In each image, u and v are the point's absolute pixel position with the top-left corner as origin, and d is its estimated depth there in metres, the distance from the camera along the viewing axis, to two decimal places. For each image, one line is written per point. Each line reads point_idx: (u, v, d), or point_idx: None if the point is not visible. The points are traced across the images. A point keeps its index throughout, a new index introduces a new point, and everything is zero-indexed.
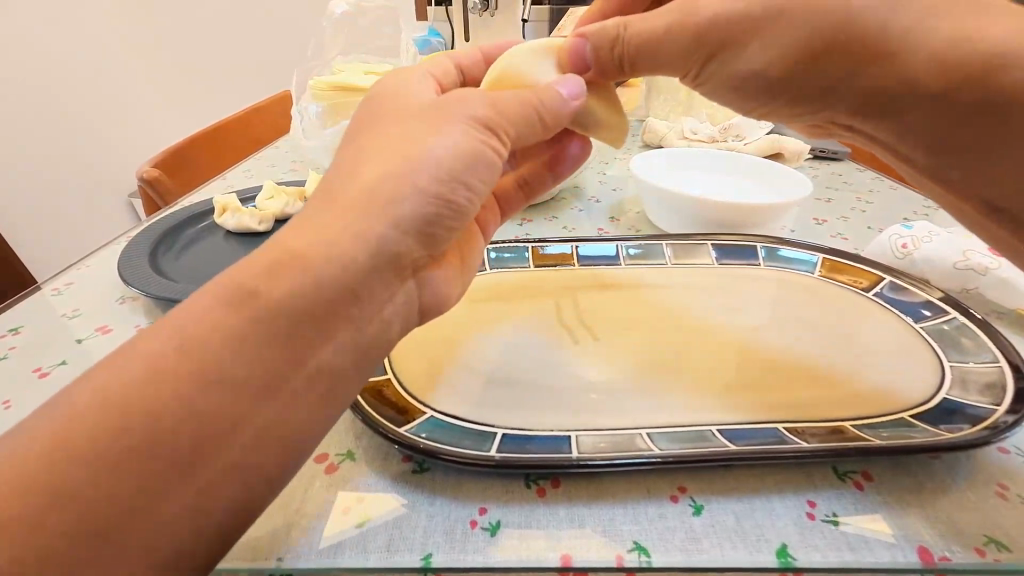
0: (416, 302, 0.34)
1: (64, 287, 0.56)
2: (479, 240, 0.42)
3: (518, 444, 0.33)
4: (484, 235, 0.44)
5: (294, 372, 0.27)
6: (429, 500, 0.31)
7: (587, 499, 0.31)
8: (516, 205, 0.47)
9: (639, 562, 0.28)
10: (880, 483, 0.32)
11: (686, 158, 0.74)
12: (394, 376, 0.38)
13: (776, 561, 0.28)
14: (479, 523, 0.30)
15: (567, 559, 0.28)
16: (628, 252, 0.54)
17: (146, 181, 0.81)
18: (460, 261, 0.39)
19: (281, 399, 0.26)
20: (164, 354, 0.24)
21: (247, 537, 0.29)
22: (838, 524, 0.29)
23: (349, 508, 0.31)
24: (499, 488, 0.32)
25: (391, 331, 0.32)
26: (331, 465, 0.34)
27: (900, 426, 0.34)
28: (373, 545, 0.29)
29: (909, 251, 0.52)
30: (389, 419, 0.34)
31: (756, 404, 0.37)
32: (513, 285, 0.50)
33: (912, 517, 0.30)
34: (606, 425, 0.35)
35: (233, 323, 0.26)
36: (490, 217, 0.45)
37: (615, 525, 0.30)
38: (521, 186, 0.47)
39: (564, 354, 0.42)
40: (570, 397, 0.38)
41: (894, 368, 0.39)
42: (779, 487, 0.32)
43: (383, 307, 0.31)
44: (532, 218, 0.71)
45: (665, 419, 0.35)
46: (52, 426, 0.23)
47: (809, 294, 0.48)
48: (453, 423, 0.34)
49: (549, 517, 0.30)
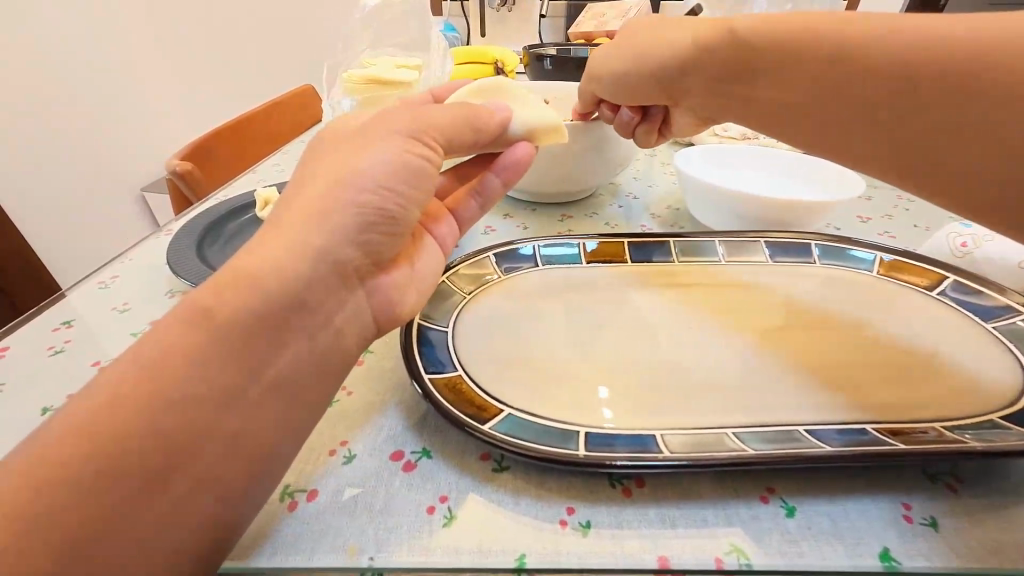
0: (366, 311, 0.33)
1: (110, 281, 0.56)
2: (428, 246, 0.40)
3: (603, 442, 0.32)
4: (435, 241, 0.41)
5: (248, 384, 0.27)
6: (514, 499, 0.31)
7: (677, 499, 0.31)
8: (468, 213, 0.43)
9: (739, 564, 0.27)
10: (974, 486, 0.31)
11: (726, 154, 0.73)
12: (465, 372, 0.37)
13: (881, 565, 0.27)
14: (569, 522, 0.29)
15: (665, 561, 0.27)
16: (680, 249, 0.54)
17: (179, 175, 0.80)
18: (409, 267, 0.36)
19: (240, 410, 0.27)
20: (181, 366, 0.25)
21: (334, 534, 0.29)
22: (937, 528, 0.29)
23: (433, 507, 0.30)
24: (584, 488, 0.31)
25: (344, 341, 0.32)
26: (408, 462, 0.33)
27: (990, 427, 0.34)
28: (464, 545, 0.28)
29: (969, 250, 0.51)
30: (469, 416, 0.33)
31: (832, 404, 0.36)
32: (569, 282, 0.50)
33: (1013, 521, 0.29)
34: (686, 424, 0.34)
35: (213, 338, 0.26)
36: (443, 225, 0.42)
37: (709, 526, 0.29)
38: (478, 195, 0.44)
39: (632, 352, 0.41)
40: (643, 395, 0.37)
41: (970, 368, 0.39)
42: (871, 488, 0.31)
43: (331, 316, 0.30)
44: (571, 214, 0.70)
45: (744, 419, 0.35)
46: (133, 421, 0.23)
47: (869, 293, 0.48)
48: (533, 421, 0.34)
49: (640, 517, 0.30)
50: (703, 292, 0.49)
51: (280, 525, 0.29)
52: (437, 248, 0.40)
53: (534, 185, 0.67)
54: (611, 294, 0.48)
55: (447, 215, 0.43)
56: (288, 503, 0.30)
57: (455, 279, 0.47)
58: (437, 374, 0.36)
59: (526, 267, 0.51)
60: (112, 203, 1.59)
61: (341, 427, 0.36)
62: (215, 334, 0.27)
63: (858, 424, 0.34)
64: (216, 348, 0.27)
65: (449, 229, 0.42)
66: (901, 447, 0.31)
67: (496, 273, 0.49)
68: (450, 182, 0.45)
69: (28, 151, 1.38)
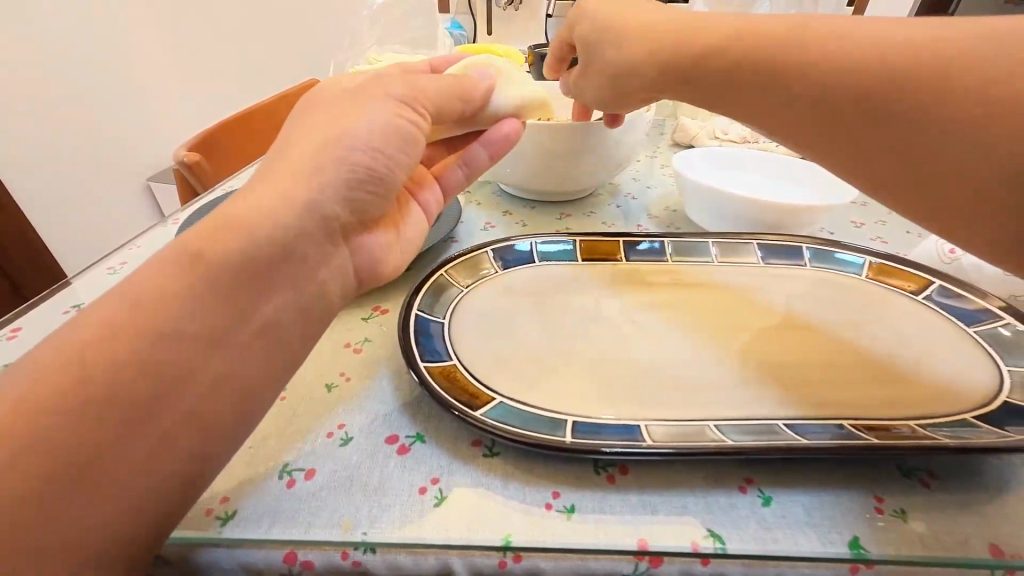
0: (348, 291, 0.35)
1: (118, 266, 0.58)
2: (413, 212, 0.42)
3: (590, 431, 0.34)
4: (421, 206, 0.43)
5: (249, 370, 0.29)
6: (502, 482, 0.32)
7: (659, 487, 0.32)
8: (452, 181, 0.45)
9: (715, 548, 0.28)
10: (946, 481, 0.32)
11: (725, 157, 0.74)
12: (460, 361, 0.39)
13: (850, 553, 0.28)
14: (554, 506, 0.31)
15: (644, 543, 0.29)
16: (674, 248, 0.55)
17: (186, 165, 0.82)
18: (394, 232, 0.39)
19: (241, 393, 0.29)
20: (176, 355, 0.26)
21: (330, 511, 0.30)
22: (908, 520, 0.30)
23: (426, 488, 0.32)
24: (570, 474, 0.33)
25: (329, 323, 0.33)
26: (402, 446, 0.34)
27: (963, 426, 0.35)
28: (453, 523, 0.30)
29: (956, 256, 0.52)
30: (462, 403, 0.35)
31: (813, 402, 0.37)
32: (564, 279, 0.51)
33: (980, 515, 0.30)
34: (670, 416, 0.36)
35: (221, 326, 0.28)
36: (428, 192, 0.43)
37: (688, 513, 0.30)
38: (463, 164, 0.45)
39: (622, 348, 0.43)
40: (631, 389, 0.39)
41: (951, 372, 0.40)
42: (846, 482, 0.32)
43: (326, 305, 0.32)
44: (570, 212, 0.72)
45: (726, 413, 0.36)
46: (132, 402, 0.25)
47: (857, 296, 0.49)
48: (523, 409, 0.35)
49: (622, 502, 0.31)
50: (693, 292, 0.50)
51: (279, 500, 0.31)
52: (423, 215, 0.43)
53: (534, 183, 0.69)
54: (605, 292, 0.50)
55: (432, 181, 0.44)
56: (287, 480, 0.32)
57: (453, 272, 0.48)
58: (433, 362, 0.38)
59: (523, 262, 0.52)
60: (112, 204, 1.61)
61: (339, 410, 0.37)
62: (218, 315, 0.28)
63: (835, 421, 0.36)
64: (219, 328, 0.28)
65: (434, 196, 0.44)
66: (875, 442, 0.32)
67: (494, 267, 0.51)
68: (437, 152, 0.46)
69: (29, 151, 1.38)
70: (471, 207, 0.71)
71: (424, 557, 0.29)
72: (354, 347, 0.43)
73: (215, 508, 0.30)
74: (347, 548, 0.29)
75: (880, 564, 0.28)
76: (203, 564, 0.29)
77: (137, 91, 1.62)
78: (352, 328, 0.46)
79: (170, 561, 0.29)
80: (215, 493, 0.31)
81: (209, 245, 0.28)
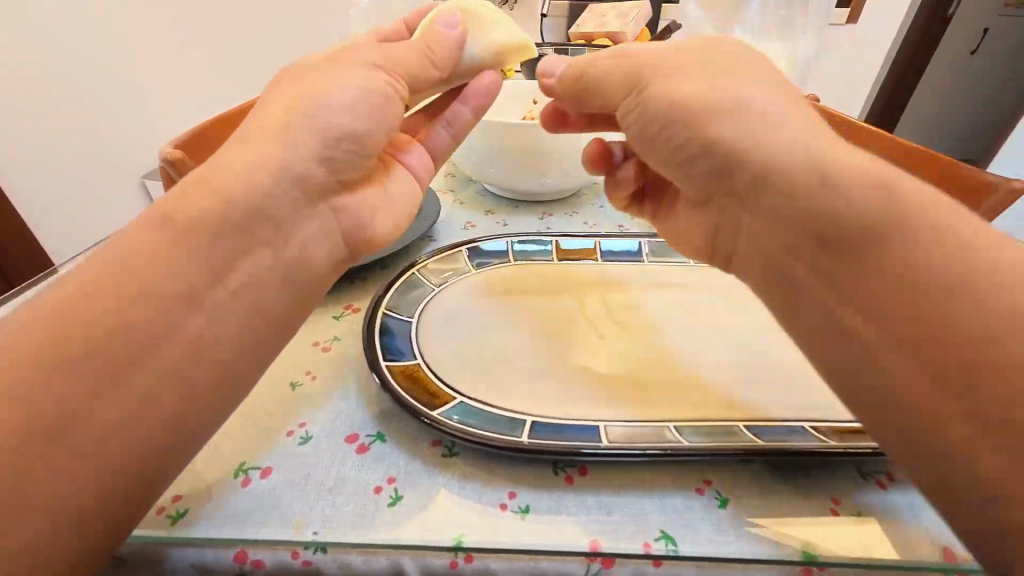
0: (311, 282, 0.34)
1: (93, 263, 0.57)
2: (400, 177, 0.42)
3: (548, 431, 0.34)
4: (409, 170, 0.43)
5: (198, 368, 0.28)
6: (459, 483, 0.32)
7: (616, 489, 0.32)
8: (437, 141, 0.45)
9: (667, 550, 0.28)
10: (904, 483, 0.32)
11: None
12: (423, 360, 0.39)
13: (801, 555, 0.28)
14: (509, 506, 0.31)
15: (596, 545, 0.29)
16: (651, 248, 0.55)
17: (170, 162, 0.81)
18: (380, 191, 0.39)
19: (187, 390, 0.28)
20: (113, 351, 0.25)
21: (282, 510, 0.30)
22: (863, 523, 0.30)
23: (380, 488, 0.31)
24: (528, 474, 0.33)
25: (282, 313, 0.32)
26: (361, 445, 0.34)
27: None
28: (407, 522, 0.30)
29: None
30: (420, 402, 0.34)
31: (778, 403, 0.37)
32: (537, 278, 0.51)
33: (936, 518, 0.30)
34: (634, 416, 0.36)
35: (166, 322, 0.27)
36: (414, 154, 0.44)
37: (643, 514, 0.30)
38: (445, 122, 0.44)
39: (591, 347, 0.42)
40: (595, 388, 0.38)
41: None
42: (803, 485, 0.32)
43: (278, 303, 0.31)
44: (553, 212, 0.71)
45: (690, 413, 0.36)
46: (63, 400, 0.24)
47: None
48: (482, 408, 0.35)
49: (578, 503, 0.31)
50: (667, 292, 0.50)
51: (233, 498, 0.31)
52: (411, 179, 0.43)
53: (515, 183, 0.68)
54: (579, 292, 0.49)
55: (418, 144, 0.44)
56: (242, 479, 0.32)
57: (424, 270, 0.48)
58: (395, 361, 0.38)
59: (498, 262, 0.52)
60: (112, 204, 1.61)
61: (302, 409, 0.37)
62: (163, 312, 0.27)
63: (798, 422, 0.35)
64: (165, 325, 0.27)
65: (418, 158, 0.44)
66: (832, 444, 0.32)
67: (467, 266, 0.51)
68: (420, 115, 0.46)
69: (29, 151, 1.38)
70: (452, 206, 0.70)
71: (375, 558, 0.29)
72: (323, 346, 0.43)
73: (168, 506, 0.30)
74: (297, 548, 0.29)
75: (831, 567, 0.28)
76: (154, 562, 0.29)
77: (136, 91, 1.58)
78: (322, 326, 0.46)
79: (122, 558, 0.29)
80: (169, 493, 0.31)
81: (159, 237, 0.28)
